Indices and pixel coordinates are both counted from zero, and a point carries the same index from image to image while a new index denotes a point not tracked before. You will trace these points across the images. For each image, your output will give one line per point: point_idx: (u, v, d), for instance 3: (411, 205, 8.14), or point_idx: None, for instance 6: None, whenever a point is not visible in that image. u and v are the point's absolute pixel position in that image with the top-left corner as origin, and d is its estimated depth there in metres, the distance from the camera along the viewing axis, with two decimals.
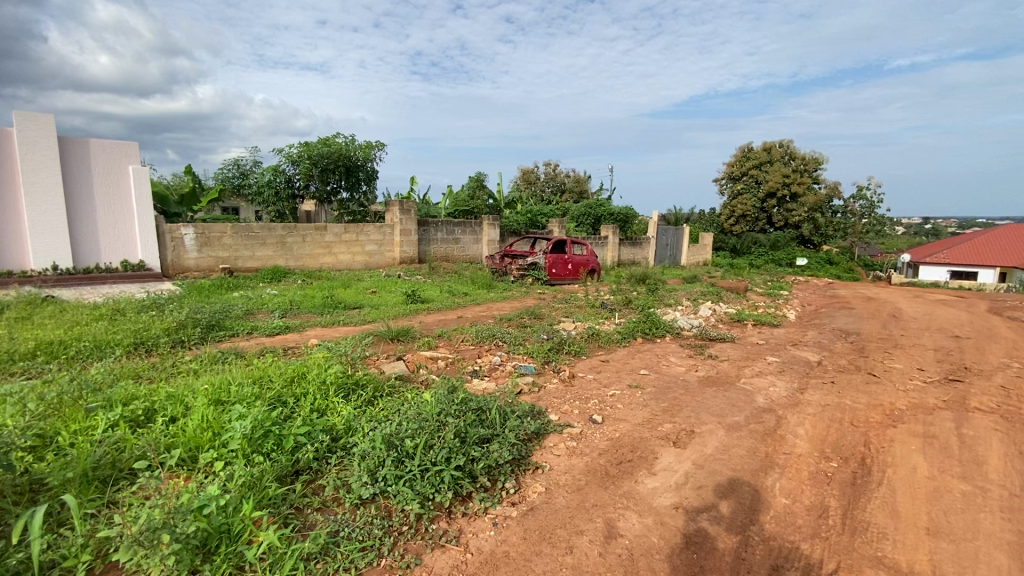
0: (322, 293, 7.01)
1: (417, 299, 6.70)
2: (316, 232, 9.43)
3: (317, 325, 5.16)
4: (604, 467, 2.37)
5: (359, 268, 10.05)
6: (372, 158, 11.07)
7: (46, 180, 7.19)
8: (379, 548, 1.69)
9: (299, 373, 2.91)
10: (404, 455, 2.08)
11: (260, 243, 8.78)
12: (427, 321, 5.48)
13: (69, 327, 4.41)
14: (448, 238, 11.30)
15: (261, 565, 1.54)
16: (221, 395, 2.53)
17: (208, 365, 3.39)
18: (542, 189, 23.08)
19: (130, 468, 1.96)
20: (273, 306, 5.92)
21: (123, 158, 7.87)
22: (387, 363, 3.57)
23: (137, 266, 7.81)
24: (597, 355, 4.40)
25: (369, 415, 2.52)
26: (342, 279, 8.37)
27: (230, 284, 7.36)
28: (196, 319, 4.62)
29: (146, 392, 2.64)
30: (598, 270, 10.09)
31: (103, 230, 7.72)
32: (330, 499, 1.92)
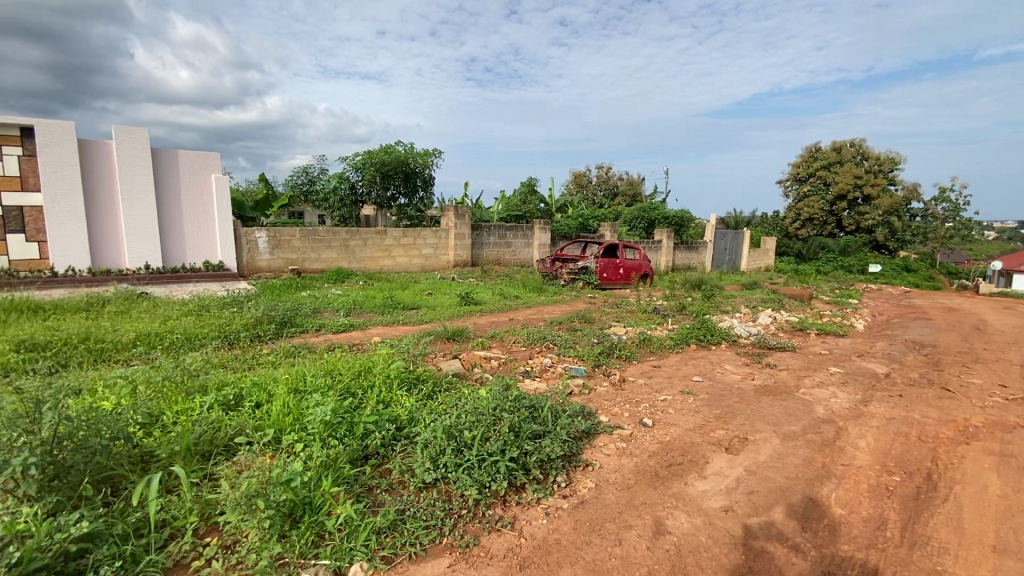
0: (382, 294, 7.36)
1: (471, 301, 6.93)
2: (377, 236, 9.88)
3: (378, 324, 5.47)
4: (654, 468, 2.42)
5: (415, 270, 10.46)
6: (430, 165, 11.49)
7: (142, 188, 7.99)
8: (441, 527, 1.85)
9: (365, 367, 3.15)
10: (463, 445, 2.23)
11: (326, 246, 9.33)
12: (480, 322, 5.67)
13: (164, 321, 4.93)
14: (500, 242, 11.53)
15: (339, 534, 1.73)
16: (299, 385, 2.79)
17: (284, 358, 3.71)
18: (595, 192, 22.95)
19: (225, 445, 2.22)
20: (338, 305, 6.32)
21: (207, 168, 8.61)
22: (444, 361, 3.76)
23: (217, 266, 8.51)
24: (648, 360, 4.42)
25: (430, 408, 2.70)
26: (400, 281, 8.75)
27: (299, 285, 7.90)
28: (271, 316, 5.04)
29: (234, 380, 2.95)
30: (652, 274, 9.97)
31: (188, 233, 8.48)
32: (396, 482, 2.10)
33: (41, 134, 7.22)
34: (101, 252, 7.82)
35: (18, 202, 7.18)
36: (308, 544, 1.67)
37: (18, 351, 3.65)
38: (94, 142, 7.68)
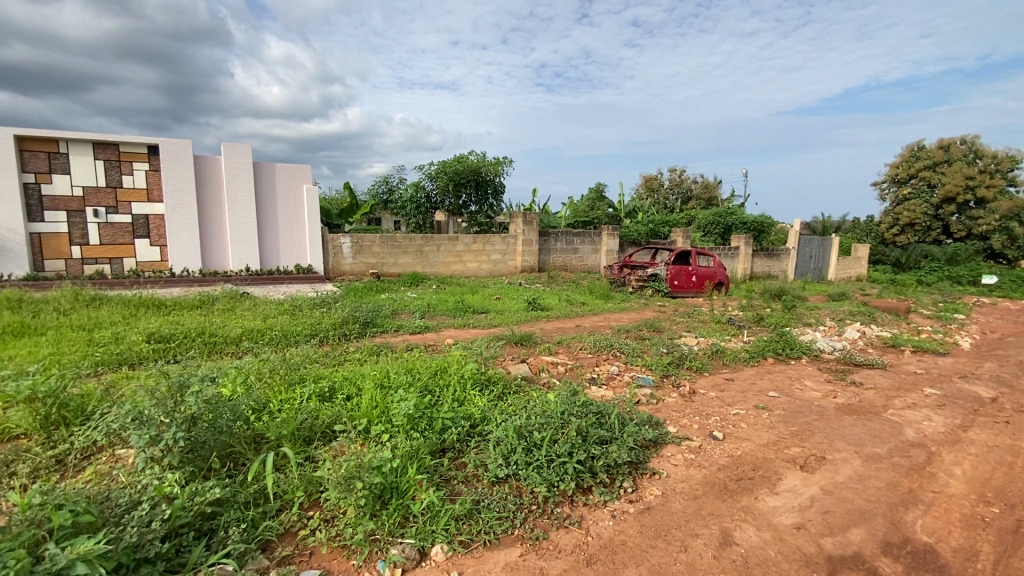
0: (453, 298, 7.69)
1: (538, 306, 7.07)
2: (449, 242, 10.29)
3: (451, 326, 5.76)
4: (723, 480, 2.42)
5: (484, 275, 10.77)
6: (501, 173, 11.79)
7: (244, 198, 8.87)
8: (513, 519, 1.99)
9: (442, 367, 3.38)
10: (533, 445, 2.36)
11: (402, 251, 9.86)
12: (548, 328, 5.79)
13: (264, 318, 5.49)
14: (568, 248, 11.61)
15: (423, 517, 1.92)
16: (384, 381, 3.05)
17: (367, 356, 4.04)
18: (666, 196, 22.36)
19: (322, 432, 2.49)
20: (413, 308, 6.70)
21: (299, 180, 9.40)
22: (513, 365, 3.92)
23: (306, 269, 9.27)
24: (720, 372, 4.32)
25: (501, 408, 2.86)
26: (470, 285, 9.09)
27: (378, 288, 8.42)
28: (355, 316, 5.46)
29: (328, 374, 3.29)
30: (727, 283, 9.61)
31: (282, 239, 9.31)
32: (471, 475, 2.27)
33: (164, 151, 8.21)
34: (210, 256, 8.79)
35: (145, 212, 8.27)
36: (395, 524, 1.87)
37: (151, 342, 4.25)
38: (206, 158, 8.62)
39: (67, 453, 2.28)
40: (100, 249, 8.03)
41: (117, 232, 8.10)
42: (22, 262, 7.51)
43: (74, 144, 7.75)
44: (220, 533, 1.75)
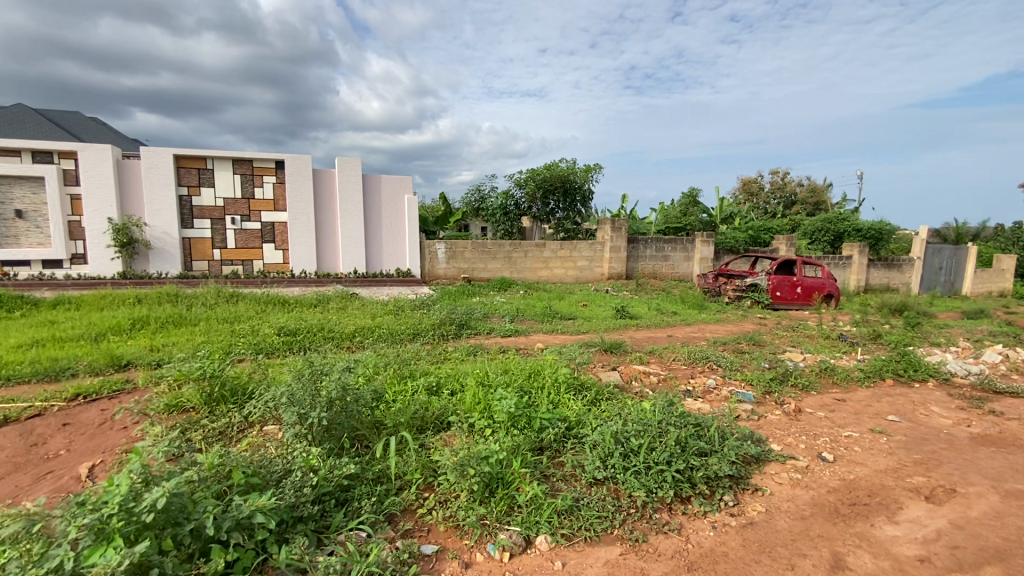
0: (542, 303, 7.85)
1: (627, 314, 7.00)
2: (536, 248, 10.49)
3: (540, 331, 5.90)
4: (834, 504, 2.31)
5: (571, 282, 10.83)
6: (590, 180, 11.74)
7: (354, 207, 9.70)
8: (613, 520, 2.06)
9: (536, 370, 3.52)
10: (630, 451, 2.41)
11: (492, 257, 10.29)
12: (638, 337, 5.73)
13: (372, 317, 6.01)
14: (658, 255, 11.35)
15: (527, 508, 2.05)
16: (484, 380, 3.25)
17: (465, 356, 4.30)
18: (767, 201, 20.99)
19: (433, 423, 2.73)
20: (503, 311, 6.95)
21: (401, 190, 10.09)
22: (604, 372, 3.95)
23: (405, 272, 9.94)
24: (830, 392, 4.03)
25: (596, 413, 2.94)
26: (557, 291, 9.21)
27: (470, 292, 8.81)
28: (451, 318, 5.79)
29: (434, 370, 3.57)
30: (837, 295, 8.85)
31: (385, 244, 10.04)
32: (570, 474, 2.37)
33: (289, 165, 9.23)
34: (324, 259, 9.72)
35: (272, 219, 9.34)
36: (503, 511, 2.03)
37: (280, 335, 4.82)
38: (322, 171, 9.55)
39: (228, 425, 2.70)
40: (235, 252, 9.18)
41: (249, 237, 9.23)
42: (176, 262, 8.80)
43: (218, 161, 8.96)
44: (354, 504, 2.00)
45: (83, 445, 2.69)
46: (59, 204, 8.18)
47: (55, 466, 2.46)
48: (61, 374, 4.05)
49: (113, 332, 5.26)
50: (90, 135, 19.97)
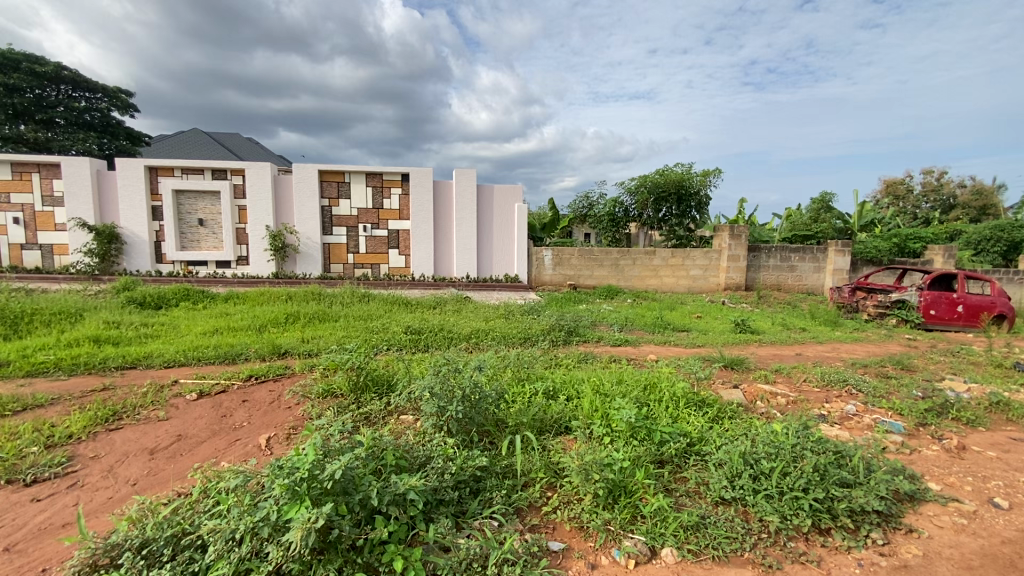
0: (651, 313, 7.65)
1: (747, 328, 6.57)
2: (646, 255, 10.25)
3: (652, 342, 5.76)
4: (1010, 557, 2.01)
5: (682, 291, 10.40)
6: (707, 185, 11.18)
7: (468, 215, 10.22)
8: (743, 542, 2.00)
9: (652, 382, 3.48)
10: (760, 474, 2.31)
11: (599, 264, 10.24)
12: (762, 354, 5.37)
13: (485, 320, 6.31)
14: (782, 265, 10.50)
15: (651, 519, 2.07)
16: (601, 389, 3.29)
17: (577, 362, 4.36)
18: (916, 205, 18.39)
19: (553, 426, 2.84)
20: (612, 320, 6.89)
21: (513, 199, 10.41)
22: (726, 389, 3.76)
23: (514, 278, 10.29)
24: (1005, 431, 3.45)
25: (720, 431, 2.83)
26: (668, 301, 8.91)
27: (577, 299, 8.87)
28: (561, 324, 5.88)
29: (550, 375, 3.69)
30: (1012, 315, 7.49)
31: (496, 250, 10.46)
32: (693, 490, 2.34)
33: (412, 178, 10.00)
34: (440, 264, 10.38)
35: (397, 227, 10.18)
36: (626, 519, 2.06)
37: (407, 333, 5.28)
38: (441, 182, 10.20)
39: (372, 412, 3.05)
40: (366, 256, 10.15)
41: (377, 243, 10.15)
42: (317, 264, 9.96)
43: (354, 175, 9.97)
44: (487, 494, 2.17)
45: (259, 419, 3.19)
46: (230, 214, 9.67)
47: (242, 435, 2.97)
48: (237, 358, 4.83)
49: (273, 324, 6.14)
50: (248, 153, 23.28)
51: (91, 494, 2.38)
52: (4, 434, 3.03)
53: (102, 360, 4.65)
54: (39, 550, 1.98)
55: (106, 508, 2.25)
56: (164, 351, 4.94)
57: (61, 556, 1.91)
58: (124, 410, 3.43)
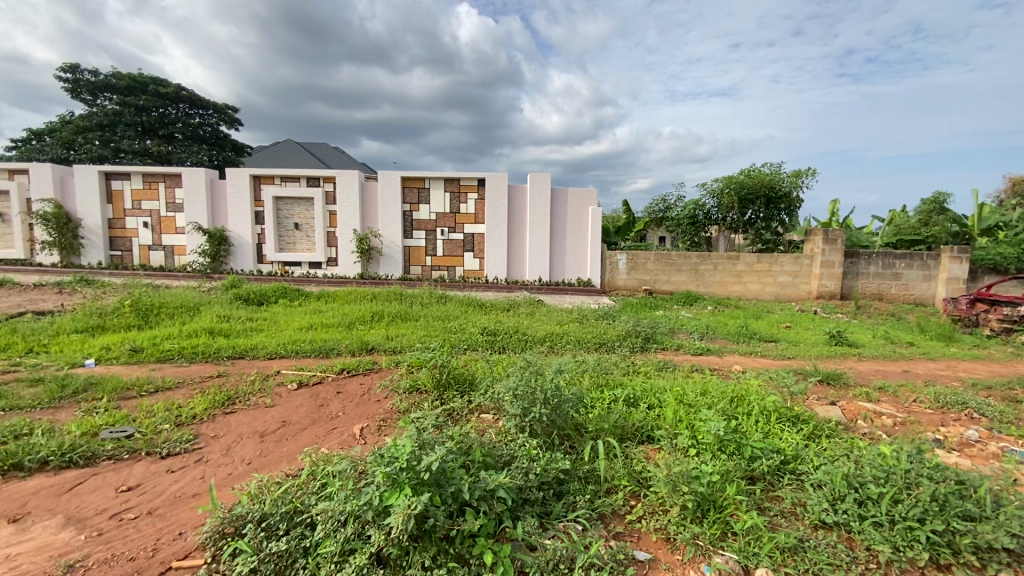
0: (734, 321, 7.29)
1: (844, 341, 6.07)
2: (728, 261, 9.77)
3: (735, 352, 5.49)
4: None
5: (768, 299, 9.79)
6: (798, 186, 10.47)
7: (542, 219, 10.27)
8: (847, 571, 1.86)
9: (739, 395, 3.32)
10: (866, 499, 2.13)
11: (677, 269, 9.90)
12: (862, 369, 4.94)
13: (559, 324, 6.33)
14: (885, 272, 9.61)
15: (744, 537, 1.99)
16: (684, 399, 3.19)
17: (656, 370, 4.25)
18: None
19: (634, 434, 2.79)
20: (691, 328, 6.64)
21: (587, 202, 10.32)
22: (822, 406, 3.50)
23: (586, 282, 10.26)
24: None
25: (817, 450, 2.65)
26: (753, 309, 8.44)
27: (654, 305, 8.65)
28: (637, 330, 5.75)
29: (629, 382, 3.63)
30: None
31: (569, 254, 10.44)
32: (789, 511, 2.22)
33: (488, 182, 10.21)
34: (514, 267, 10.54)
35: (473, 231, 10.45)
36: (716, 535, 2.00)
37: (484, 334, 5.42)
38: (516, 186, 10.32)
39: (456, 409, 3.17)
40: (443, 259, 10.52)
41: (454, 246, 10.48)
42: (397, 266, 10.47)
43: (433, 180, 10.35)
44: (571, 497, 2.19)
45: (353, 410, 3.42)
46: (322, 219, 10.40)
47: (338, 424, 3.20)
48: (329, 352, 5.19)
49: (360, 322, 6.54)
50: (337, 162, 24.93)
51: (215, 469, 2.68)
52: (142, 411, 3.47)
53: (215, 350, 5.18)
54: (176, 515, 2.26)
55: (229, 482, 2.52)
56: (267, 343, 5.42)
57: (194, 522, 2.17)
58: (237, 395, 3.82)
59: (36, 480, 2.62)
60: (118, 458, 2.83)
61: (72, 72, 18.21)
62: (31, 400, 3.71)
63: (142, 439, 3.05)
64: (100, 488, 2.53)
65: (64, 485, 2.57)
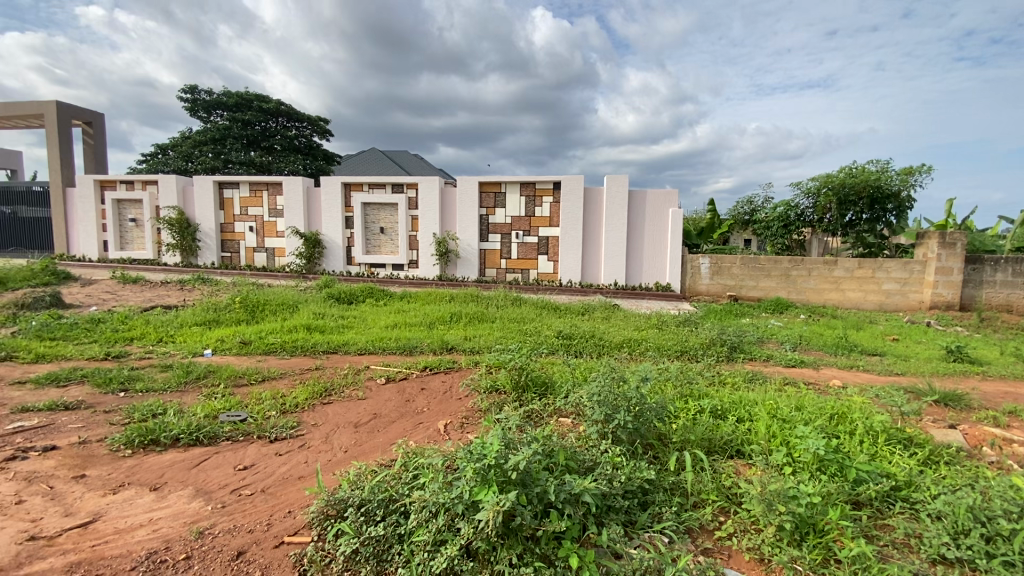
0: (832, 332, 6.73)
1: (965, 356, 5.41)
2: (825, 265, 9.06)
3: (833, 365, 5.09)
4: None
5: (870, 308, 8.96)
6: (909, 185, 9.50)
7: (619, 222, 10.09)
8: None
9: (841, 413, 3.07)
10: (996, 535, 1.90)
11: (766, 274, 9.32)
12: (989, 390, 4.38)
13: (638, 329, 6.19)
14: (1016, 281, 8.48)
15: (850, 566, 1.85)
16: (779, 414, 3.00)
17: (745, 382, 4.03)
18: None
19: (722, 448, 2.68)
20: (782, 337, 6.22)
21: (667, 204, 10.00)
22: (939, 429, 3.15)
23: (665, 287, 9.96)
24: None
25: (936, 478, 2.39)
26: (853, 319, 7.77)
27: (739, 311, 8.21)
28: (722, 339, 5.48)
29: (717, 393, 3.48)
30: None
31: (647, 258, 10.18)
32: (900, 542, 2.03)
33: (565, 185, 10.19)
34: (589, 270, 10.45)
35: (548, 234, 10.48)
36: (817, 560, 1.88)
37: (560, 338, 5.44)
38: (593, 189, 10.22)
39: (536, 412, 3.21)
40: (517, 262, 10.66)
41: (529, 249, 10.58)
42: (474, 269, 10.75)
43: (509, 185, 10.51)
44: (656, 508, 2.15)
45: (436, 406, 3.57)
46: (404, 223, 10.92)
47: (424, 419, 3.36)
48: (412, 350, 5.44)
49: (440, 322, 6.81)
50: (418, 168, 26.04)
51: (317, 455, 2.92)
52: (253, 398, 3.85)
53: (313, 344, 5.62)
54: (286, 494, 2.49)
55: (331, 467, 2.74)
56: (357, 340, 5.79)
57: (301, 502, 2.38)
58: (332, 387, 4.12)
59: (170, 454, 2.99)
60: (234, 440, 3.16)
61: (192, 93, 20.47)
62: (163, 384, 4.24)
63: (254, 423, 3.38)
64: (222, 465, 2.84)
65: (192, 461, 2.91)
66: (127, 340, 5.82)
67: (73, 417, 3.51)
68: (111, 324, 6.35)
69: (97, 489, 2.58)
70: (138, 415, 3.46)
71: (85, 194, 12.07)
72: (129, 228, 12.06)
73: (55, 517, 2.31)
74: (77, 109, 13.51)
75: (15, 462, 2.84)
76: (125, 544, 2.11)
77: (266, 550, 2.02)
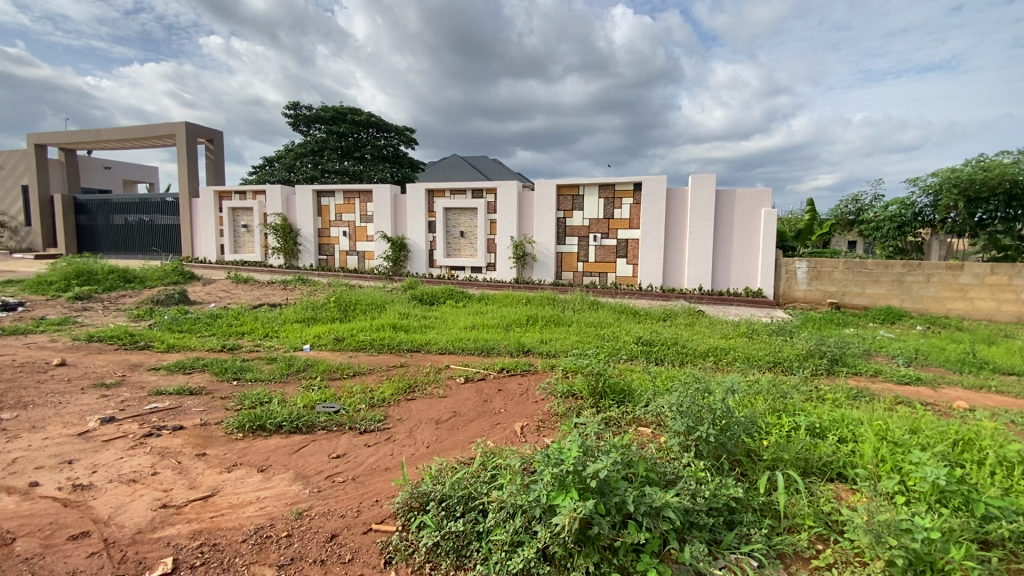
0: (956, 347, 5.93)
1: None
2: (948, 271, 8.05)
3: (957, 384, 4.48)
4: None
5: (1006, 319, 7.82)
6: None
7: (705, 224, 9.61)
8: None
9: (967, 439, 2.71)
10: None
11: (874, 280, 8.46)
12: None
13: (725, 338, 5.85)
14: None
15: None
16: (889, 436, 2.71)
17: (847, 399, 3.69)
18: None
19: (821, 469, 2.48)
20: (893, 350, 5.59)
21: (759, 204, 9.39)
22: None
23: (755, 293, 9.34)
24: None
25: None
26: (983, 333, 6.82)
27: (841, 321, 7.51)
28: (822, 350, 5.02)
29: (814, 409, 3.21)
30: None
31: (736, 261, 9.61)
32: None
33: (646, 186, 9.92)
34: (672, 275, 10.07)
35: (627, 237, 10.25)
36: None
37: (640, 344, 5.29)
38: (677, 190, 9.84)
39: (616, 419, 3.16)
40: (595, 265, 10.52)
41: (607, 252, 10.42)
42: (551, 272, 10.76)
43: (588, 187, 10.42)
44: (744, 528, 2.04)
45: (513, 408, 3.62)
46: (484, 227, 11.18)
47: (501, 419, 3.42)
48: (491, 351, 5.56)
49: (518, 324, 6.88)
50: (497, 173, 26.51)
51: (401, 449, 3.07)
52: (346, 391, 4.14)
53: (398, 343, 5.92)
54: (373, 484, 2.65)
55: (414, 461, 2.87)
56: (439, 340, 6.01)
57: (387, 492, 2.52)
58: (416, 384, 4.31)
59: (274, 439, 3.29)
60: (328, 429, 3.42)
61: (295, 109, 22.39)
62: (269, 374, 4.70)
63: (346, 415, 3.63)
64: (318, 452, 3.09)
65: (293, 447, 3.18)
66: (240, 333, 6.50)
67: (196, 401, 3.98)
68: (226, 319, 7.11)
69: (214, 466, 2.90)
70: (249, 402, 3.85)
71: (207, 203, 13.63)
72: (242, 233, 13.43)
73: (182, 489, 2.63)
74: (202, 128, 15.28)
75: (151, 438, 3.27)
76: (238, 518, 2.36)
77: (355, 534, 2.16)
